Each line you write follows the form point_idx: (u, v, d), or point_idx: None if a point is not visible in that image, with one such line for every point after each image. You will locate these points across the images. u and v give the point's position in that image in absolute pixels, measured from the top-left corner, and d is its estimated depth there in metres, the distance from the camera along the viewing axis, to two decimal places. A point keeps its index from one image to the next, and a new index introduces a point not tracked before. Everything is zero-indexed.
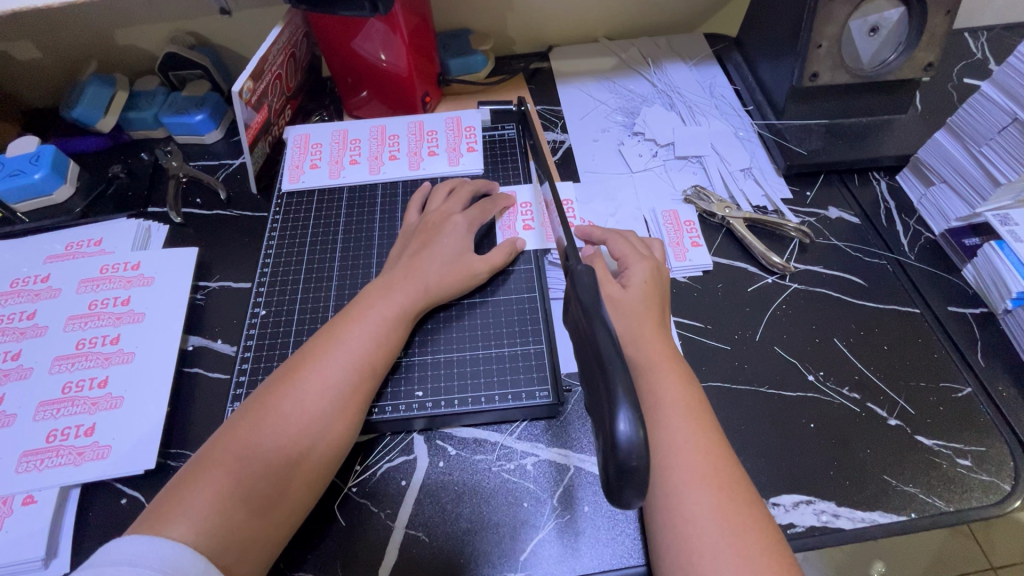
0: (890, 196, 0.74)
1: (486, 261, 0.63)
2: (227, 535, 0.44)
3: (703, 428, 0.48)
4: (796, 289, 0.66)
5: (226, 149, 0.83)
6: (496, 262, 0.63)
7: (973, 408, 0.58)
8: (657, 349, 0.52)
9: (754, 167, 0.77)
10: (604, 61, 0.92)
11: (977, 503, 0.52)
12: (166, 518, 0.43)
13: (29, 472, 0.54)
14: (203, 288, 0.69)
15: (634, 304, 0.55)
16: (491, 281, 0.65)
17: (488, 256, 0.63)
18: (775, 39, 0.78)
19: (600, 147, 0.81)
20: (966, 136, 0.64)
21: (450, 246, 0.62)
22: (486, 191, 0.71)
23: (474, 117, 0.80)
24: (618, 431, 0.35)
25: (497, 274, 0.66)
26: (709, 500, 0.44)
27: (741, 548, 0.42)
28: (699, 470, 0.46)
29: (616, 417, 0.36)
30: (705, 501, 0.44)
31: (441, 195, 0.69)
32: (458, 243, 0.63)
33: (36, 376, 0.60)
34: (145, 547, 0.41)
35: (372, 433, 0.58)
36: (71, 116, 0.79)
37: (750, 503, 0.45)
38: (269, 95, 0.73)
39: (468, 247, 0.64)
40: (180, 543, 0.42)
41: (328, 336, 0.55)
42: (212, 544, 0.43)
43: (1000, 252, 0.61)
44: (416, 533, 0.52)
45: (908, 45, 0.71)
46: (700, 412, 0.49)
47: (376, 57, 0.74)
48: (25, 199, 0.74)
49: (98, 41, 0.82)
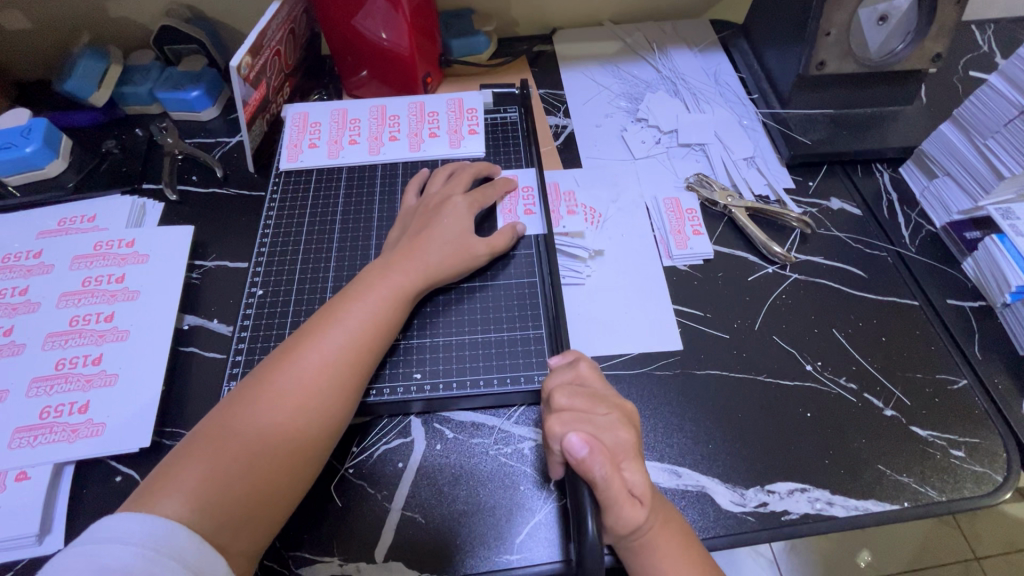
0: (893, 187, 0.74)
1: (488, 243, 0.62)
2: (222, 513, 0.44)
3: None
4: (796, 279, 0.66)
5: (223, 127, 0.82)
6: (497, 245, 0.63)
7: (967, 400, 0.58)
8: (634, 525, 0.45)
9: (757, 156, 0.76)
10: (609, 45, 0.91)
11: (970, 493, 0.53)
12: (160, 494, 0.43)
13: (23, 448, 0.54)
14: (199, 267, 0.69)
15: (632, 516, 0.45)
16: (491, 264, 0.65)
17: (490, 238, 0.63)
18: (782, 26, 0.77)
19: (603, 133, 0.80)
20: (972, 128, 0.64)
21: (450, 227, 0.62)
22: (488, 174, 0.70)
23: (476, 99, 0.79)
24: (585, 529, 0.40)
25: (498, 258, 0.65)
26: None
27: None
28: None
29: (585, 518, 0.41)
30: None
31: (441, 178, 0.68)
32: (457, 224, 0.62)
33: (29, 352, 0.59)
34: (138, 525, 0.40)
35: (369, 415, 0.58)
36: (63, 89, 0.77)
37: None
38: (268, 72, 0.72)
39: (468, 228, 0.63)
40: (170, 520, 0.41)
41: (325, 316, 0.54)
42: (208, 521, 0.43)
43: (1001, 246, 0.61)
44: (413, 514, 0.53)
45: (917, 35, 0.70)
46: (683, 533, 0.48)
47: (377, 36, 0.73)
48: (16, 172, 0.73)
49: (91, 12, 0.80)
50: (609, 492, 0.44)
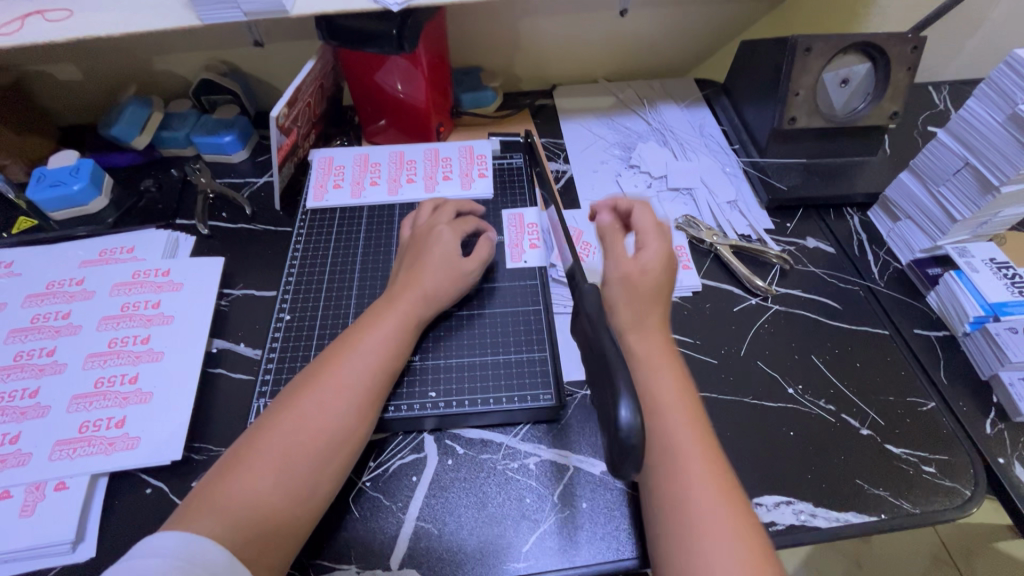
0: (862, 229, 0.81)
1: (473, 259, 0.69)
2: (253, 528, 0.47)
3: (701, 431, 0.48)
4: (777, 310, 0.73)
5: (251, 169, 0.90)
6: (483, 259, 0.69)
7: (936, 421, 0.63)
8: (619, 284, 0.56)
9: (739, 200, 0.84)
10: (604, 100, 1.00)
11: (941, 506, 0.57)
12: (196, 515, 0.46)
13: (62, 459, 0.58)
14: (227, 295, 0.74)
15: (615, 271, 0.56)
16: (480, 284, 0.72)
17: (474, 254, 0.69)
18: (757, 86, 0.86)
19: (599, 177, 0.88)
20: (927, 178, 0.72)
21: (438, 251, 0.67)
22: (470, 210, 0.77)
23: (485, 146, 0.87)
24: (620, 420, 0.38)
25: (485, 273, 0.72)
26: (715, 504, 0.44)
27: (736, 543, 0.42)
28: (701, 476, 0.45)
29: (620, 404, 0.38)
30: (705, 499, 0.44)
31: (428, 210, 0.74)
32: (447, 252, 0.67)
33: (70, 371, 0.64)
34: (173, 541, 0.43)
35: (385, 433, 0.62)
36: (109, 133, 0.85)
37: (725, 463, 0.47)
38: (299, 121, 0.80)
39: (457, 246, 0.69)
40: (203, 537, 0.44)
41: (343, 343, 0.59)
42: (239, 537, 0.46)
43: (959, 281, 0.68)
44: (426, 526, 0.56)
45: (875, 96, 0.80)
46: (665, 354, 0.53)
47: (396, 88, 0.82)
48: (61, 207, 0.79)
49: (139, 67, 0.89)
50: (613, 243, 0.58)
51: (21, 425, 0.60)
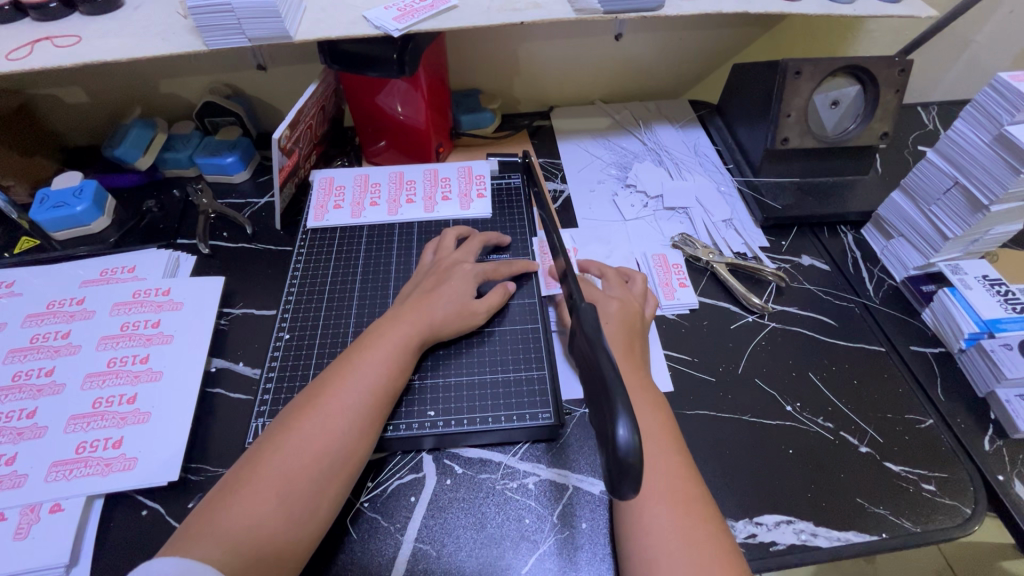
0: (856, 247, 0.83)
1: (485, 303, 0.68)
2: (251, 553, 0.46)
3: (668, 451, 0.53)
4: (774, 327, 0.73)
5: (253, 189, 0.91)
6: (494, 304, 0.69)
7: (934, 438, 0.63)
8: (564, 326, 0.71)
9: (734, 219, 0.85)
10: (600, 120, 1.02)
11: (943, 524, 0.57)
12: (195, 540, 0.46)
13: (58, 481, 0.57)
14: (227, 314, 0.74)
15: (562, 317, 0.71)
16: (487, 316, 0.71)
17: (487, 298, 0.69)
18: (749, 107, 0.88)
19: (596, 197, 0.89)
20: (918, 197, 0.73)
21: (444, 278, 0.68)
22: (498, 242, 0.78)
23: (484, 167, 0.89)
24: (619, 438, 0.38)
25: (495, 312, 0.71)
26: (668, 516, 0.49)
27: (693, 557, 0.47)
28: (662, 490, 0.51)
29: (617, 423, 0.38)
30: (662, 517, 0.49)
31: (451, 241, 0.75)
32: (459, 281, 0.68)
33: (68, 392, 0.64)
34: (170, 567, 0.43)
35: (384, 452, 0.62)
36: (113, 154, 0.87)
37: (691, 481, 0.52)
38: (301, 142, 0.81)
39: (469, 290, 0.68)
40: (202, 563, 0.44)
41: (344, 364, 0.59)
42: (235, 562, 0.45)
43: (953, 297, 0.69)
44: (424, 548, 0.56)
45: (865, 117, 0.82)
46: (646, 389, 0.58)
47: (395, 110, 0.83)
48: (63, 228, 0.80)
49: (144, 90, 0.91)
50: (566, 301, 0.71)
51: (17, 447, 0.59)
